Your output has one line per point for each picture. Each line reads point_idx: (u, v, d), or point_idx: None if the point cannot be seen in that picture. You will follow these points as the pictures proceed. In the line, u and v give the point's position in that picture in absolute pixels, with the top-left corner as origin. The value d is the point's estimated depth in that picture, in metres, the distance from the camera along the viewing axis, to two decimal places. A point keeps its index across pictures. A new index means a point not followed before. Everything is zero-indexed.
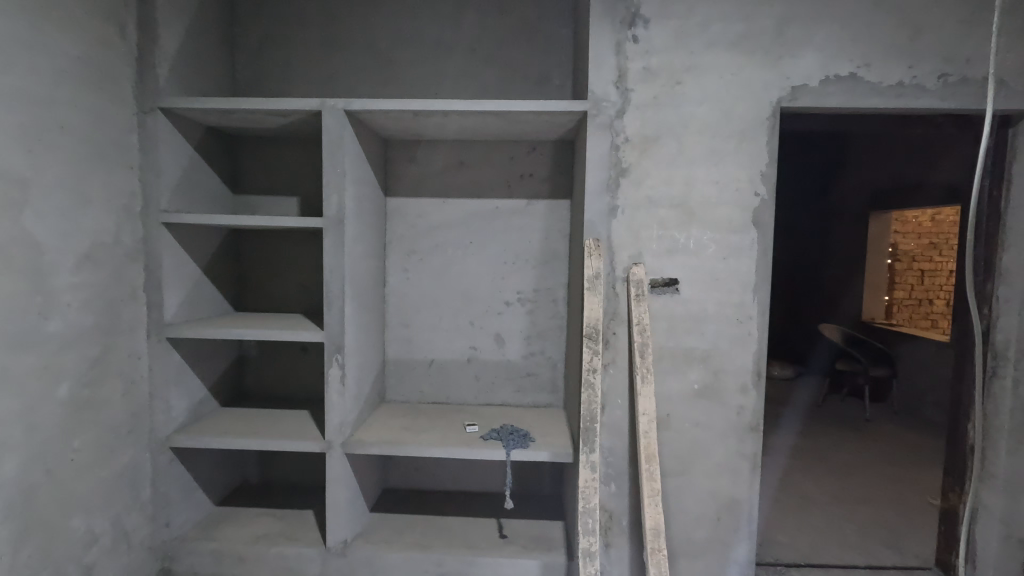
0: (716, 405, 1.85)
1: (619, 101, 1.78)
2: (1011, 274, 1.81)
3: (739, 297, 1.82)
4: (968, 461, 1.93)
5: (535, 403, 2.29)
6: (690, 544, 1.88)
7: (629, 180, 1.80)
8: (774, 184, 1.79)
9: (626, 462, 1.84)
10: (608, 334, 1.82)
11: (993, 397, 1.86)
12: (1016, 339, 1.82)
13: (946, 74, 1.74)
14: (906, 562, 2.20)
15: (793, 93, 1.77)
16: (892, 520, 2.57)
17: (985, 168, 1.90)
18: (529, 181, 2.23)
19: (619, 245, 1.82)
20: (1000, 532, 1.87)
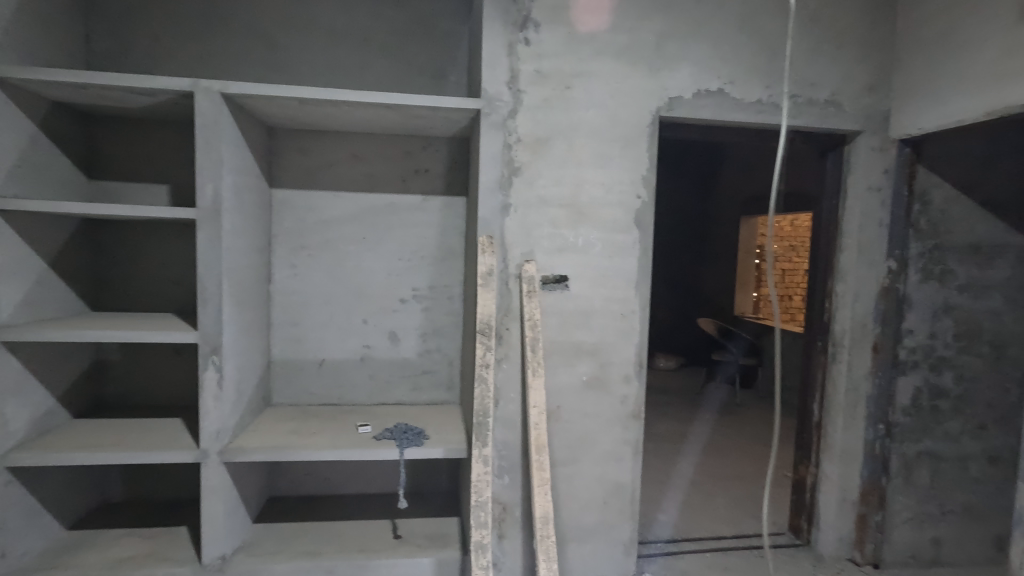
0: (603, 395, 1.95)
1: (512, 101, 1.82)
2: (846, 272, 2.10)
3: (623, 292, 1.93)
4: (815, 436, 2.21)
5: (431, 401, 2.27)
6: (579, 529, 1.97)
7: (520, 180, 1.85)
8: (654, 187, 1.92)
9: (518, 454, 1.89)
10: (501, 329, 1.86)
11: (832, 378, 2.14)
12: (849, 328, 2.10)
13: (796, 94, 1.97)
14: (766, 528, 2.46)
15: (670, 104, 1.91)
16: (757, 493, 2.86)
17: (828, 180, 2.17)
18: (425, 177, 2.20)
19: (511, 242, 1.86)
20: (838, 496, 2.16)
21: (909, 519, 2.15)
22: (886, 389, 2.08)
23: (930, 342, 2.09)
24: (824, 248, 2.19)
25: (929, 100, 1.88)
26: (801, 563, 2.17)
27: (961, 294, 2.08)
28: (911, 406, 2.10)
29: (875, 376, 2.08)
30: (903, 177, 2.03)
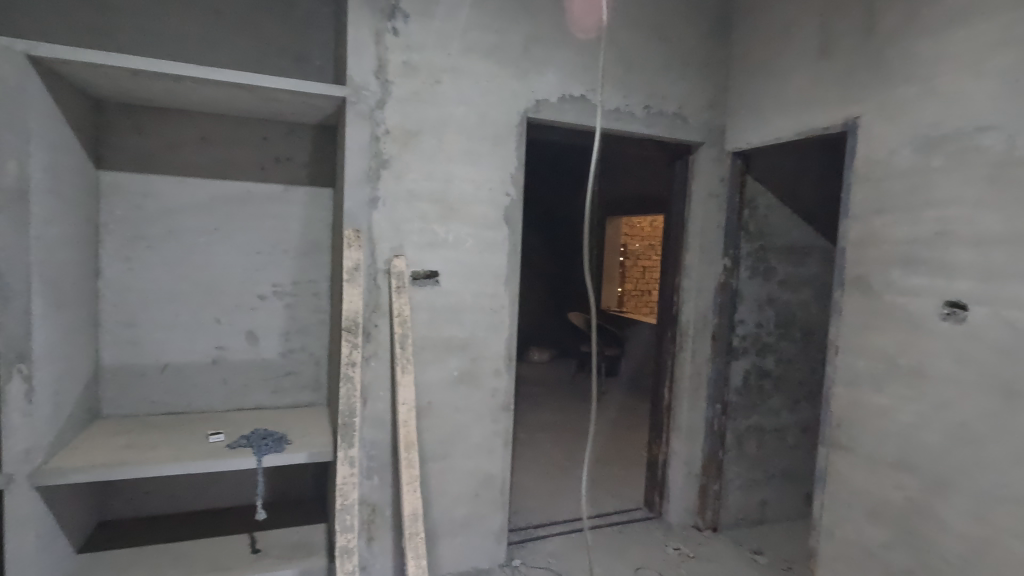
0: (473, 388, 1.98)
1: (379, 91, 1.77)
2: (691, 269, 2.34)
3: (493, 287, 1.98)
4: (666, 417, 2.45)
5: (295, 403, 2.14)
6: (451, 523, 1.99)
7: (389, 173, 1.81)
8: (522, 186, 1.99)
9: (388, 453, 1.86)
10: (369, 326, 1.81)
11: (679, 365, 2.38)
12: (693, 319, 2.34)
13: (649, 106, 2.16)
14: (625, 504, 2.65)
15: (537, 106, 1.98)
16: (618, 472, 3.08)
17: (677, 186, 2.40)
18: (287, 165, 2.07)
19: (379, 237, 1.81)
20: (684, 470, 2.41)
21: (741, 486, 2.46)
22: (723, 372, 2.36)
23: (757, 330, 2.40)
24: (674, 247, 2.42)
25: (756, 119, 2.16)
26: (654, 533, 2.39)
27: (780, 289, 2.42)
28: (742, 386, 2.39)
29: (714, 361, 2.35)
30: (736, 185, 2.30)
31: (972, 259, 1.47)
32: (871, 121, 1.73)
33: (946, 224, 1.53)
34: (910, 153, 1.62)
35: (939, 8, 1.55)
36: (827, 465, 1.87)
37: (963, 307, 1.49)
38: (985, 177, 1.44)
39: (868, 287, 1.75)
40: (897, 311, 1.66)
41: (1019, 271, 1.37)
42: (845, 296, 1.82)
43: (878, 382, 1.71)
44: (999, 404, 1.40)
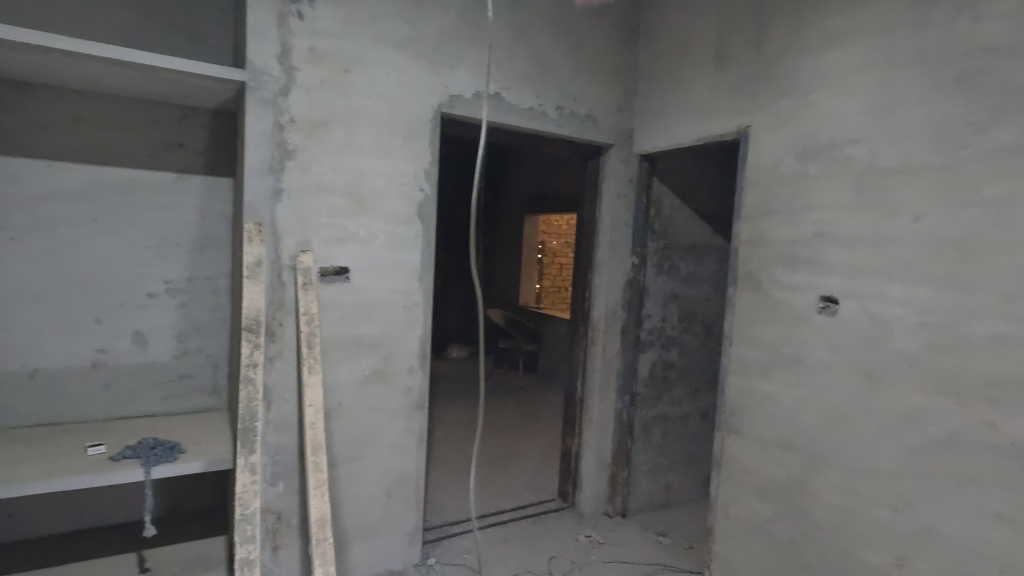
0: (386, 387, 1.94)
1: (283, 78, 1.68)
2: (601, 266, 2.43)
3: (406, 284, 1.95)
4: (578, 409, 2.53)
5: (191, 409, 1.99)
6: (363, 526, 1.94)
7: (295, 164, 1.72)
8: (436, 181, 1.97)
9: (294, 457, 1.78)
10: (273, 325, 1.72)
11: (591, 358, 2.47)
12: (604, 315, 2.44)
13: (561, 107, 2.22)
14: (540, 496, 2.71)
15: (451, 101, 1.97)
16: (534, 465, 3.14)
17: (589, 186, 2.48)
18: (180, 152, 1.91)
19: (284, 230, 1.72)
20: (595, 460, 2.51)
21: (648, 472, 2.60)
22: (631, 365, 2.47)
23: (663, 324, 2.53)
24: (586, 245, 2.50)
25: (660, 124, 2.27)
26: (567, 523, 2.47)
27: (683, 285, 2.56)
28: (648, 378, 2.52)
29: (623, 354, 2.46)
30: (643, 187, 2.42)
31: (843, 258, 1.64)
32: (760, 130, 1.88)
33: (821, 227, 1.70)
34: (792, 161, 1.78)
35: (816, 31, 1.71)
36: (723, 449, 2.01)
37: (835, 301, 1.66)
38: (853, 185, 1.61)
39: (757, 283, 1.90)
40: (781, 305, 1.82)
41: (880, 268, 1.55)
42: (738, 291, 1.96)
43: (765, 371, 1.87)
44: (865, 387, 1.58)
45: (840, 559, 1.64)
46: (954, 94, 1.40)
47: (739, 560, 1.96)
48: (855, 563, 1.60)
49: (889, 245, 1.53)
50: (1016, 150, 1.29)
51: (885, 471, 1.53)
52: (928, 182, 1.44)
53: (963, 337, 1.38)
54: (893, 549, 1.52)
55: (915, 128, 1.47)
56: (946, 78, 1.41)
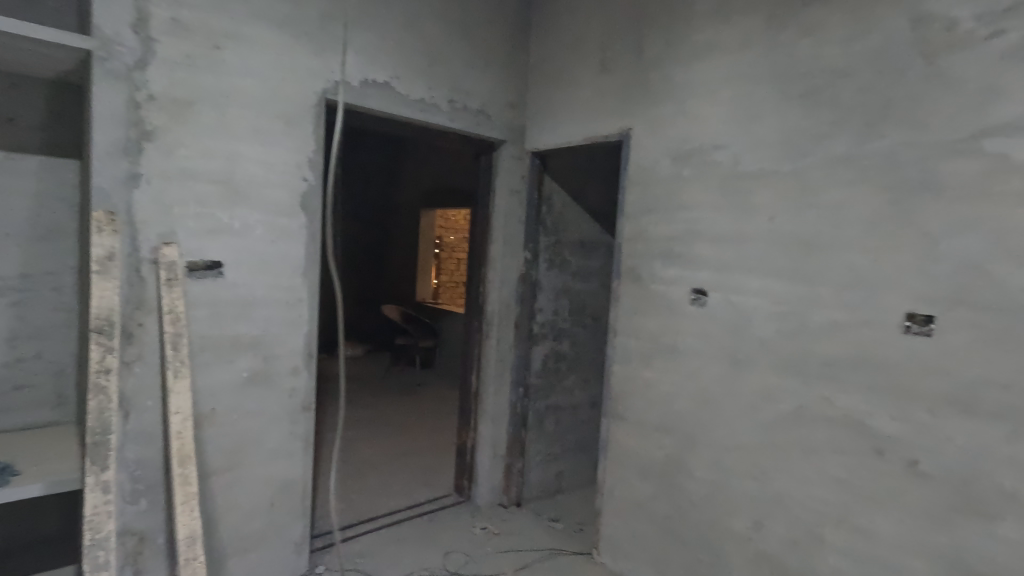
0: (266, 389, 1.81)
1: (139, 49, 1.50)
2: (495, 261, 2.46)
3: (289, 279, 1.83)
4: (473, 403, 2.55)
5: (29, 424, 1.73)
6: (243, 539, 1.80)
7: (156, 146, 1.55)
8: (321, 171, 1.87)
9: (159, 470, 1.61)
10: (131, 325, 1.54)
11: (485, 352, 2.50)
12: (498, 309, 2.47)
13: (454, 100, 2.21)
14: (436, 492, 2.69)
15: (337, 88, 1.88)
16: (430, 461, 3.11)
17: (482, 181, 2.50)
18: (10, 128, 1.65)
19: (143, 220, 1.54)
20: (490, 453, 2.54)
21: (541, 461, 2.68)
22: (524, 358, 2.53)
23: (554, 317, 2.62)
24: (480, 240, 2.51)
25: (551, 123, 2.34)
26: (462, 517, 2.48)
27: (573, 279, 2.66)
28: (541, 370, 2.60)
29: (516, 347, 2.51)
30: (534, 183, 2.47)
31: (711, 254, 1.79)
32: (640, 133, 2.00)
33: (693, 225, 1.84)
34: (668, 163, 1.91)
35: (687, 44, 1.85)
36: (609, 434, 2.12)
37: (704, 293, 1.81)
38: (718, 187, 1.77)
39: (638, 277, 2.02)
40: (659, 297, 1.95)
41: (741, 263, 1.71)
42: (621, 285, 2.07)
43: (645, 359, 2.00)
44: (729, 371, 1.74)
45: (709, 529, 1.80)
46: (800, 108, 1.58)
47: (623, 538, 2.08)
48: (721, 531, 1.77)
49: (748, 242, 1.70)
50: (847, 160, 1.49)
51: (746, 446, 1.70)
52: (779, 186, 1.62)
53: (806, 324, 1.57)
54: (751, 515, 1.69)
55: (769, 137, 1.64)
56: (793, 94, 1.59)
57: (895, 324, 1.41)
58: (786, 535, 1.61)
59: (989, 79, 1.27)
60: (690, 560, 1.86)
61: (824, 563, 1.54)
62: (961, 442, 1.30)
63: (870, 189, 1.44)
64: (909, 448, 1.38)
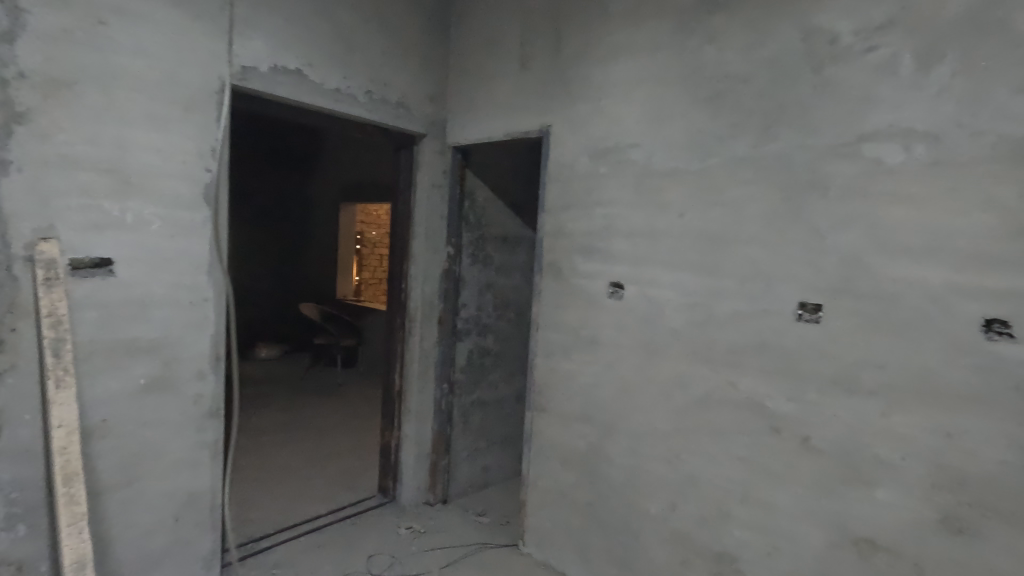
0: (168, 396, 1.68)
1: (5, 20, 1.33)
2: (417, 256, 2.43)
3: (191, 277, 1.71)
4: (397, 402, 2.50)
5: None
6: (144, 559, 1.66)
7: (29, 130, 1.39)
8: (226, 161, 1.75)
9: (41, 491, 1.45)
10: (1, 331, 1.37)
11: (408, 349, 2.46)
12: (421, 305, 2.44)
13: (371, 91, 2.14)
14: (359, 495, 2.61)
15: (242, 74, 1.77)
16: (352, 463, 3.02)
17: (402, 175, 2.45)
18: None
19: (14, 213, 1.37)
20: (415, 451, 2.51)
21: (467, 456, 2.68)
22: (448, 354, 2.52)
23: (478, 313, 2.62)
24: (401, 235, 2.47)
25: (472, 117, 2.33)
26: (387, 518, 2.43)
27: (497, 274, 2.67)
28: (465, 365, 2.59)
29: (440, 343, 2.49)
30: (456, 178, 2.46)
31: (627, 249, 1.86)
32: (558, 130, 2.03)
33: (610, 221, 1.90)
34: (586, 159, 1.96)
35: (603, 44, 1.90)
36: (533, 427, 2.16)
37: (621, 286, 1.88)
38: (633, 184, 1.84)
39: (559, 272, 2.06)
40: (579, 291, 2.00)
41: (655, 257, 1.79)
42: (543, 280, 2.10)
43: (566, 351, 2.04)
44: (645, 360, 1.82)
45: (628, 512, 1.88)
46: (706, 110, 1.67)
47: (548, 527, 2.12)
48: (639, 513, 1.85)
49: (661, 237, 1.78)
50: (747, 160, 1.59)
51: (660, 431, 1.79)
52: (688, 184, 1.71)
53: (713, 314, 1.67)
54: (666, 497, 1.78)
55: (679, 137, 1.73)
56: (699, 97, 1.68)
57: (789, 312, 1.53)
58: (697, 513, 1.72)
59: (866, 89, 1.40)
60: (611, 544, 1.93)
61: (731, 537, 1.65)
62: (845, 418, 1.44)
63: (767, 187, 1.56)
64: (803, 426, 1.51)
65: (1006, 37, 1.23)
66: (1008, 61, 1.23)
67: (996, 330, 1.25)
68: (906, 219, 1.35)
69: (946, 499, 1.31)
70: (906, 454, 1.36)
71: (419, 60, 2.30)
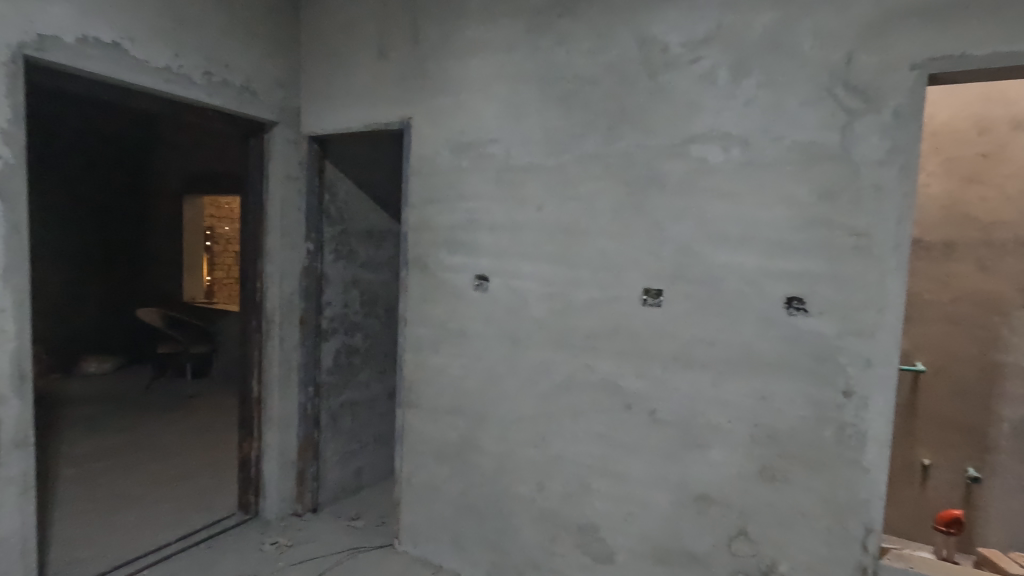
0: None
1: None
2: (272, 253, 2.27)
3: None
4: (255, 410, 2.33)
5: None
6: None
7: None
8: (22, 145, 1.49)
9: None
10: None
11: (266, 353, 2.30)
12: (278, 305, 2.29)
13: (209, 72, 1.95)
14: (215, 515, 2.39)
15: (41, 43, 1.51)
16: (207, 481, 2.75)
17: (252, 165, 2.27)
18: None
19: None
20: (278, 461, 2.35)
21: (337, 460, 2.57)
22: (312, 356, 2.39)
23: (344, 311, 2.52)
24: (252, 231, 2.29)
25: (328, 106, 2.22)
26: (249, 536, 2.26)
27: (363, 269, 2.58)
28: (333, 366, 2.48)
29: (302, 345, 2.35)
30: (314, 169, 2.33)
31: (490, 242, 1.90)
32: (419, 122, 2.01)
33: (473, 214, 1.93)
34: (448, 153, 1.96)
35: (461, 38, 1.91)
36: (404, 423, 2.13)
37: (486, 278, 1.92)
38: (494, 178, 1.88)
39: (425, 266, 2.04)
40: (444, 284, 2.00)
41: (517, 250, 1.85)
42: (409, 274, 2.07)
43: (435, 345, 2.04)
44: (511, 349, 1.88)
45: (499, 497, 1.93)
46: (559, 108, 1.76)
47: (423, 522, 2.12)
48: (510, 497, 1.91)
49: (522, 230, 1.84)
50: (596, 157, 1.71)
51: (527, 417, 1.86)
52: (544, 178, 1.79)
53: (571, 302, 1.77)
54: (534, 478, 1.87)
55: (534, 134, 1.80)
56: (552, 95, 1.77)
57: (636, 298, 1.67)
58: (563, 490, 1.82)
59: (692, 96, 1.57)
60: (485, 530, 1.97)
61: (592, 508, 1.77)
62: (683, 389, 1.62)
63: (614, 182, 1.68)
64: (649, 400, 1.66)
65: (796, 57, 1.45)
66: (798, 78, 1.45)
67: (795, 305, 1.47)
68: (727, 211, 1.54)
69: (763, 452, 1.53)
70: (730, 417, 1.56)
71: (267, 41, 2.14)
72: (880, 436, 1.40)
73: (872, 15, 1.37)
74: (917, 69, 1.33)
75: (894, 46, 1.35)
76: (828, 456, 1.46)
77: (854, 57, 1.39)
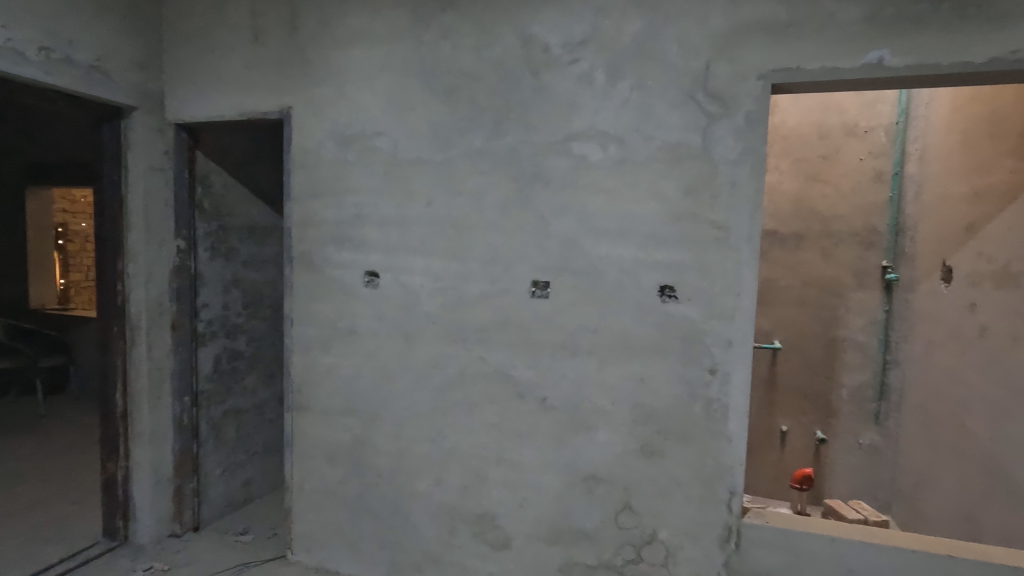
0: None
1: None
2: (135, 252, 2.05)
3: None
4: (120, 425, 2.10)
5: None
6: None
7: None
8: None
9: None
10: None
11: (131, 362, 2.08)
12: (143, 309, 2.07)
13: (47, 49, 1.72)
14: (74, 546, 2.13)
15: None
16: (64, 509, 2.45)
17: (107, 155, 2.04)
18: None
19: None
20: (151, 480, 2.14)
21: (220, 473, 2.40)
22: (187, 362, 2.20)
23: (223, 313, 2.34)
24: (110, 227, 2.05)
25: (197, 91, 2.05)
26: (117, 564, 2.04)
27: (244, 268, 2.42)
28: (212, 373, 2.31)
29: (176, 351, 2.16)
30: (182, 160, 2.14)
31: (379, 237, 1.86)
32: (300, 112, 1.92)
33: (361, 208, 1.87)
34: (333, 145, 1.89)
35: (342, 26, 1.85)
36: (293, 428, 2.03)
37: (376, 275, 1.88)
38: (382, 172, 1.84)
39: (312, 263, 1.96)
40: (333, 281, 1.93)
41: (408, 245, 1.83)
42: (294, 271, 1.98)
43: (325, 345, 1.97)
44: (404, 345, 1.86)
45: (396, 495, 1.91)
46: (445, 104, 1.76)
47: (317, 528, 2.04)
48: (407, 494, 1.90)
49: (412, 224, 1.82)
50: (482, 152, 1.73)
51: (423, 412, 1.85)
52: (431, 172, 1.78)
53: (462, 296, 1.78)
54: (431, 473, 1.87)
55: (421, 127, 1.78)
56: (438, 90, 1.76)
57: (525, 290, 1.72)
58: (460, 482, 1.84)
59: (571, 96, 1.64)
60: (382, 530, 1.94)
61: (488, 497, 1.81)
62: (571, 376, 1.69)
63: (501, 177, 1.72)
64: (540, 389, 1.73)
65: (663, 63, 1.56)
66: (665, 83, 1.56)
67: (668, 293, 1.60)
68: (606, 206, 1.63)
69: (643, 430, 1.64)
70: (614, 399, 1.66)
71: (120, 17, 1.93)
72: (738, 408, 1.56)
73: (724, 29, 1.51)
74: (762, 79, 1.49)
75: (742, 59, 1.50)
76: (698, 429, 1.60)
77: (712, 66, 1.53)
